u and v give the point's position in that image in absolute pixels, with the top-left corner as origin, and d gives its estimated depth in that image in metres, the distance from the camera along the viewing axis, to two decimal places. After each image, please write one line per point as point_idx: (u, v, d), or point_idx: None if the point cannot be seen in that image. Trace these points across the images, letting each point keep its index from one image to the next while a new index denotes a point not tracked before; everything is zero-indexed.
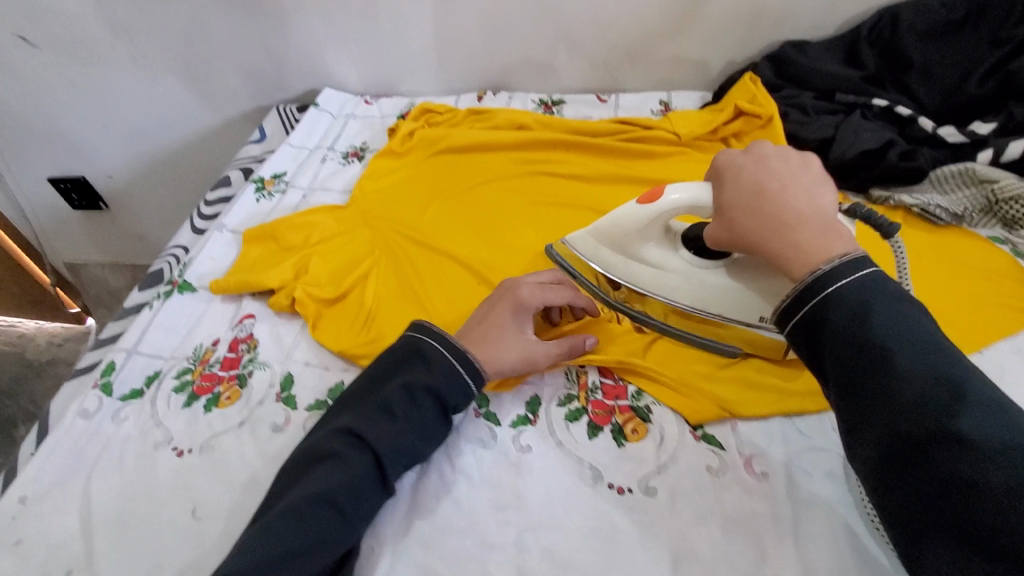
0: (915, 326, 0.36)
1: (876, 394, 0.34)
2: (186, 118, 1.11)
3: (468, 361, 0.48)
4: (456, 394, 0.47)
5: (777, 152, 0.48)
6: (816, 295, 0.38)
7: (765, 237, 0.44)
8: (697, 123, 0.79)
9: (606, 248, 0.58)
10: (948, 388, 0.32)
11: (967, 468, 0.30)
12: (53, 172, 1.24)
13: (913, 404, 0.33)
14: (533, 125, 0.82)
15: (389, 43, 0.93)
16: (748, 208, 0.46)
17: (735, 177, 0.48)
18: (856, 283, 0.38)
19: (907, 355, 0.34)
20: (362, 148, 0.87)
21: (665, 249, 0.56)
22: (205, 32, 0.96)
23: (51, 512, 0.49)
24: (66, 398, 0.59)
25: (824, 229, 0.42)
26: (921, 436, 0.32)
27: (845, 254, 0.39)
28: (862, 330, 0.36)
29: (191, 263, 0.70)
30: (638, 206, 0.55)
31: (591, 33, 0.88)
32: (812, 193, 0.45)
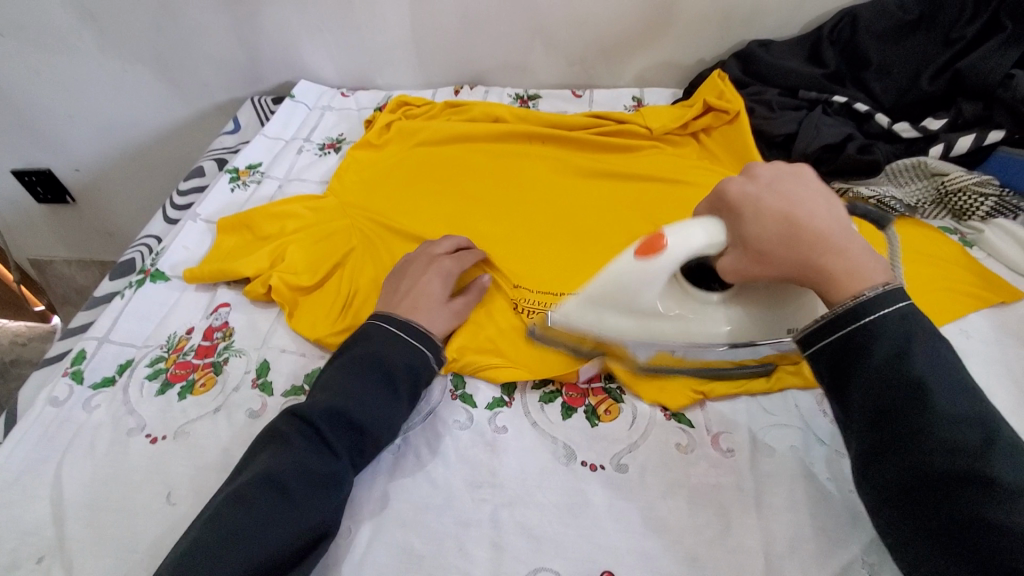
0: (950, 366, 0.37)
1: (911, 428, 0.36)
2: (158, 110, 1.09)
3: (408, 324, 0.52)
4: (401, 355, 0.50)
5: (777, 172, 0.47)
6: (852, 324, 0.39)
7: (812, 266, 0.42)
8: (668, 118, 0.81)
9: (612, 315, 0.48)
10: (982, 432, 0.35)
11: (998, 514, 0.32)
12: (16, 164, 1.20)
13: (948, 444, 0.35)
14: (508, 118, 0.83)
15: (366, 35, 0.93)
16: (784, 237, 0.43)
17: (755, 206, 0.44)
18: (895, 315, 0.39)
19: (945, 395, 0.36)
20: (339, 139, 0.87)
21: (674, 297, 0.48)
22: (177, 23, 0.94)
23: (21, 499, 0.48)
24: (32, 389, 0.58)
25: (861, 255, 0.42)
26: (954, 476, 0.34)
27: (884, 281, 0.40)
28: (902, 363, 0.37)
29: (165, 252, 0.69)
30: (637, 260, 0.44)
31: (566, 30, 0.90)
32: (831, 213, 0.44)
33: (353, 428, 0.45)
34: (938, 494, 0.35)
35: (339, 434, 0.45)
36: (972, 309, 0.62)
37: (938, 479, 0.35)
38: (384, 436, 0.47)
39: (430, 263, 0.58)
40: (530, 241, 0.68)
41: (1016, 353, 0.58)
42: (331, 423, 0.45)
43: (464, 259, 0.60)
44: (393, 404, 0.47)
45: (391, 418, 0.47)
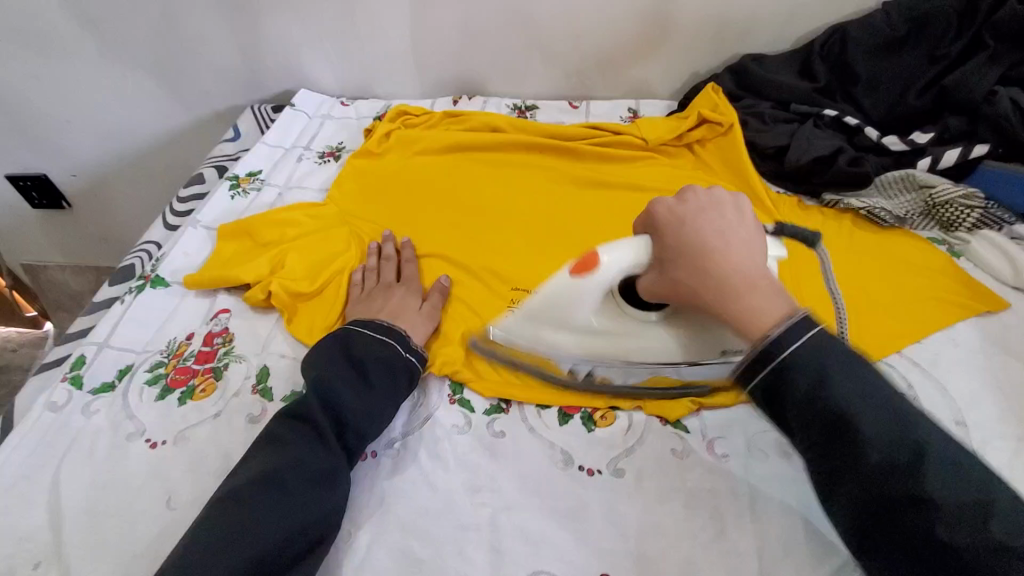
0: (866, 381, 0.37)
1: (850, 459, 0.36)
2: (157, 117, 1.10)
3: (379, 325, 0.55)
4: (373, 348, 0.52)
5: (713, 199, 0.45)
6: (770, 363, 0.38)
7: (715, 301, 0.42)
8: (663, 129, 0.82)
9: (546, 329, 0.50)
10: (912, 446, 0.35)
11: (943, 531, 0.33)
12: (12, 169, 1.20)
13: (886, 470, 0.35)
14: (507, 128, 0.84)
15: (366, 46, 0.94)
16: (692, 267, 0.42)
17: (678, 231, 0.44)
18: (808, 346, 0.38)
19: (869, 417, 0.36)
20: (338, 148, 0.88)
21: (611, 312, 0.49)
22: (179, 31, 0.95)
23: (20, 503, 0.48)
24: (29, 392, 0.58)
25: (770, 292, 0.41)
26: (898, 500, 0.35)
27: (791, 313, 0.39)
28: (825, 397, 0.37)
29: (165, 258, 0.69)
30: (571, 277, 0.47)
31: (564, 42, 0.91)
32: (751, 249, 0.43)
33: (336, 417, 0.47)
34: (889, 520, 0.35)
35: (327, 422, 0.47)
36: (960, 317, 0.63)
37: (886, 505, 0.35)
38: (373, 432, 0.49)
39: (390, 288, 0.61)
40: (527, 249, 0.69)
41: (1004, 362, 0.60)
42: (323, 412, 0.47)
43: (412, 275, 0.64)
44: (371, 395, 0.49)
45: (374, 410, 0.49)
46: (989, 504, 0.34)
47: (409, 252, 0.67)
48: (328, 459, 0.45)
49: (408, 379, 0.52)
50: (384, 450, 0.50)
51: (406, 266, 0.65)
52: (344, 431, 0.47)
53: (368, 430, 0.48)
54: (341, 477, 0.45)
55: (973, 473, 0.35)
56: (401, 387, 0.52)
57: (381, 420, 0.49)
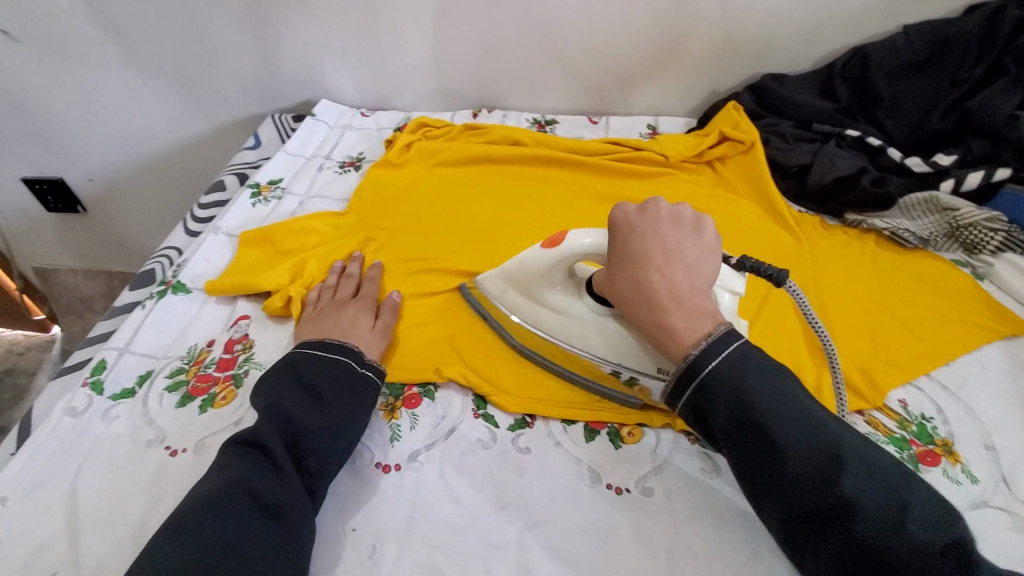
0: (781, 392, 0.41)
1: (771, 470, 0.39)
2: (175, 124, 1.10)
3: (333, 344, 0.53)
4: (321, 372, 0.50)
5: (671, 214, 0.49)
6: (692, 384, 0.42)
7: (646, 312, 0.46)
8: (684, 146, 0.83)
9: (511, 291, 0.58)
10: (825, 454, 0.38)
11: (863, 534, 0.36)
12: (29, 173, 1.21)
13: (803, 477, 0.38)
14: (528, 142, 0.85)
15: (388, 58, 0.95)
16: (634, 279, 0.46)
17: (626, 241, 0.48)
18: (728, 362, 0.42)
19: (785, 430, 0.39)
20: (358, 158, 0.89)
21: (569, 294, 0.55)
22: (202, 39, 0.96)
23: (35, 512, 0.47)
24: (47, 396, 0.57)
25: (696, 310, 0.44)
26: (824, 506, 0.37)
27: (709, 333, 0.43)
28: (745, 409, 0.40)
29: (186, 265, 0.69)
30: (542, 249, 0.53)
31: (585, 58, 0.92)
32: (693, 266, 0.46)
33: (292, 435, 0.45)
34: (820, 527, 0.38)
35: (286, 441, 0.45)
36: (986, 340, 0.63)
37: (812, 513, 0.38)
38: (335, 450, 0.47)
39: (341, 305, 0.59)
40: None
41: None
42: (273, 440, 0.45)
43: (370, 292, 0.62)
44: (327, 409, 0.48)
45: (332, 426, 0.47)
46: (902, 505, 0.36)
47: (374, 271, 0.65)
48: (283, 485, 0.43)
49: (368, 394, 0.51)
50: (408, 464, 0.49)
51: (368, 284, 0.63)
52: (304, 450, 0.45)
53: (326, 448, 0.46)
54: (297, 508, 0.42)
55: (884, 477, 0.38)
56: (363, 404, 0.50)
57: (340, 438, 0.47)
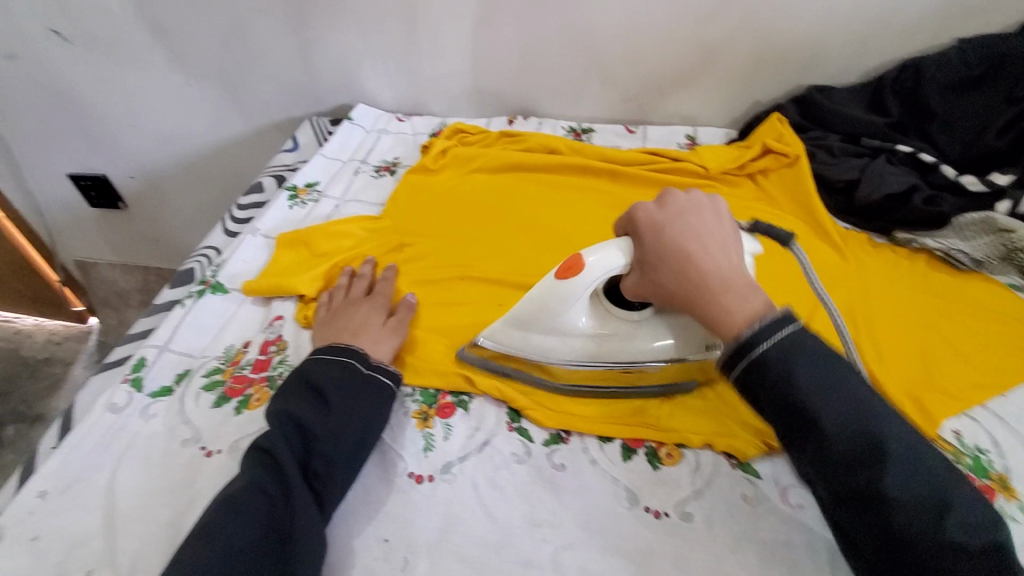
0: (835, 376, 0.40)
1: (812, 451, 0.39)
2: (214, 125, 1.13)
3: (341, 347, 0.54)
4: (328, 374, 0.51)
5: (689, 204, 0.50)
6: (744, 360, 0.41)
7: (694, 298, 0.46)
8: (724, 158, 0.81)
9: (536, 333, 0.54)
10: (872, 443, 0.37)
11: (900, 526, 0.35)
12: (74, 169, 1.25)
13: (844, 462, 0.37)
14: (564, 150, 0.84)
15: (426, 63, 0.96)
16: (674, 271, 0.47)
17: (656, 235, 0.48)
18: (779, 343, 0.41)
19: (832, 413, 0.38)
20: (394, 163, 0.89)
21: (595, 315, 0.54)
22: (245, 42, 0.98)
23: (73, 507, 0.47)
24: (88, 390, 0.58)
25: (742, 289, 0.45)
26: (864, 495, 0.36)
27: (762, 312, 0.43)
28: (793, 390, 0.39)
29: (225, 265, 0.69)
30: (558, 280, 0.51)
31: (624, 67, 0.91)
32: (727, 250, 0.47)
33: (300, 442, 0.46)
34: (857, 513, 0.37)
35: (293, 448, 0.46)
36: None
37: (847, 498, 0.37)
38: (342, 454, 0.47)
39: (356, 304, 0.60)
40: None
41: None
42: (280, 445, 0.45)
43: (383, 291, 0.62)
44: (332, 413, 0.48)
45: (338, 430, 0.47)
46: (946, 502, 0.35)
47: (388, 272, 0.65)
48: (289, 494, 0.43)
49: (377, 395, 0.51)
50: (440, 475, 0.49)
51: (383, 283, 0.63)
52: (312, 455, 0.46)
53: (332, 453, 0.46)
54: (304, 516, 0.42)
55: (934, 471, 0.36)
56: (371, 405, 0.50)
57: (348, 442, 0.47)
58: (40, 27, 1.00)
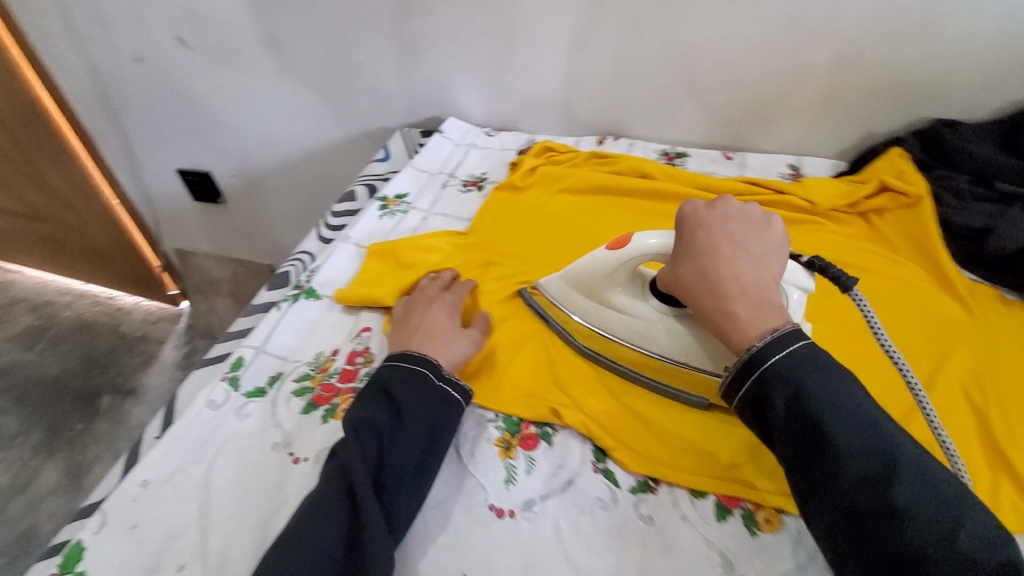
0: (843, 393, 0.41)
1: (825, 470, 0.39)
2: (311, 131, 1.18)
3: (411, 355, 0.53)
4: (401, 383, 0.50)
5: (739, 214, 0.52)
6: (753, 373, 0.43)
7: (710, 297, 0.48)
8: (833, 194, 0.76)
9: (576, 293, 0.60)
10: (882, 460, 0.38)
11: (909, 540, 0.35)
12: (183, 165, 1.35)
13: (856, 480, 0.38)
14: (657, 176, 0.81)
15: (519, 80, 0.96)
16: (698, 268, 0.49)
17: (695, 231, 0.51)
18: (787, 360, 0.43)
19: (843, 432, 0.39)
20: (481, 178, 0.89)
21: (634, 296, 0.57)
22: (349, 54, 1.02)
23: (172, 499, 0.49)
24: (190, 384, 0.60)
25: (759, 302, 0.46)
26: (872, 512, 0.37)
27: (775, 327, 0.44)
28: (802, 406, 0.41)
29: (319, 271, 0.71)
30: (606, 251, 0.57)
31: (726, 91, 0.87)
32: (759, 264, 0.49)
33: (375, 450, 0.46)
34: (865, 533, 0.37)
35: (368, 456, 0.45)
36: None
37: (859, 517, 0.37)
38: (410, 466, 0.47)
39: (431, 303, 0.61)
40: None
41: None
42: (358, 460, 0.45)
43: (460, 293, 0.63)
44: (404, 424, 0.48)
45: (410, 441, 0.48)
46: (955, 520, 0.36)
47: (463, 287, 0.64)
48: (362, 506, 0.43)
49: (447, 410, 0.51)
50: (522, 512, 0.47)
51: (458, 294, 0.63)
52: (384, 465, 0.46)
53: (402, 464, 0.46)
54: (378, 533, 0.42)
55: (942, 490, 0.37)
56: (440, 420, 0.50)
57: (415, 454, 0.47)
58: (167, 35, 1.09)
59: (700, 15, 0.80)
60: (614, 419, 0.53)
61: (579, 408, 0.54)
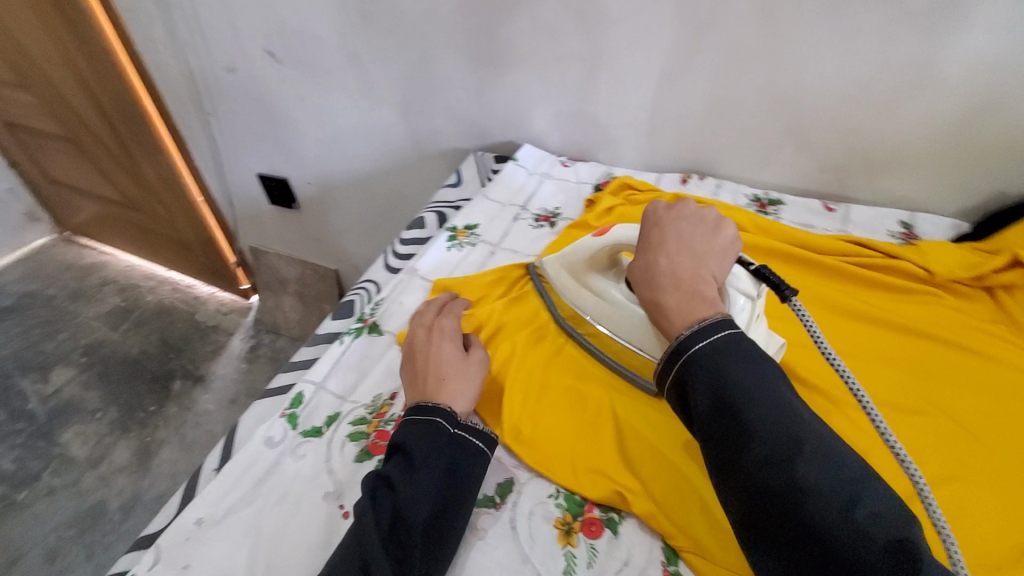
0: (763, 376, 0.38)
1: (732, 449, 0.37)
2: (386, 146, 1.19)
3: (429, 407, 0.49)
4: (415, 434, 0.47)
5: (695, 216, 0.53)
6: (679, 360, 0.41)
7: (648, 288, 0.48)
8: (954, 262, 0.67)
9: (564, 274, 0.67)
10: (787, 437, 0.35)
11: (812, 515, 0.33)
12: (263, 170, 1.39)
13: (761, 457, 0.35)
14: (747, 227, 0.75)
15: (601, 111, 0.91)
16: (646, 262, 0.50)
17: (651, 226, 0.53)
18: (714, 345, 0.40)
19: (752, 409, 0.37)
20: (554, 213, 0.86)
21: (608, 280, 0.64)
22: (429, 74, 1.01)
23: (222, 542, 0.49)
24: (252, 413, 0.61)
25: (690, 295, 0.45)
26: (776, 490, 0.34)
27: (703, 318, 0.43)
28: (718, 390, 0.38)
29: (382, 304, 0.70)
30: (591, 238, 0.64)
31: (829, 135, 0.79)
32: (699, 261, 0.49)
33: (388, 512, 0.44)
34: (770, 512, 0.34)
35: (379, 516, 0.43)
36: None
37: (759, 493, 0.35)
38: (423, 525, 0.44)
39: (431, 338, 0.56)
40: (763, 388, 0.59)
41: None
42: (370, 520, 0.43)
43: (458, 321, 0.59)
44: (414, 477, 0.45)
45: (423, 497, 0.44)
46: (855, 495, 0.33)
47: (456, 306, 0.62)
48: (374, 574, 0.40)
49: (465, 461, 0.47)
50: None
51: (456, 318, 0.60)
52: (396, 525, 0.43)
53: (414, 520, 0.43)
54: None
55: (846, 468, 0.34)
56: (456, 473, 0.47)
57: (429, 510, 0.44)
58: (259, 49, 1.12)
59: (810, 55, 0.73)
60: (685, 508, 0.48)
61: (643, 494, 0.49)
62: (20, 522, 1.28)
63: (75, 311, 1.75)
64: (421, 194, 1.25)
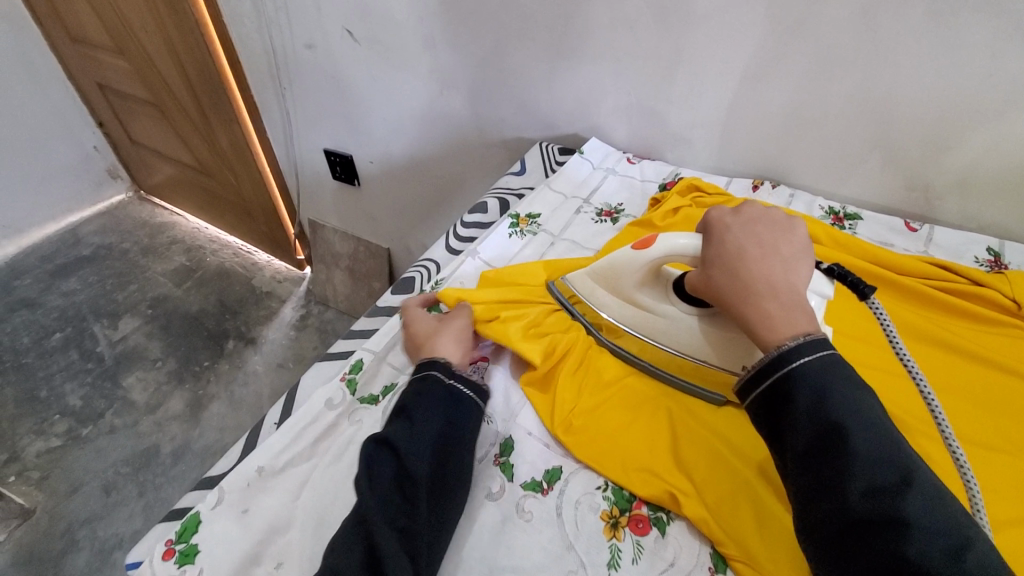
0: (868, 405, 0.39)
1: (831, 474, 0.37)
2: (450, 130, 1.20)
3: (427, 364, 0.54)
4: (409, 395, 0.51)
5: (763, 217, 0.52)
6: (776, 371, 0.41)
7: (738, 297, 0.46)
8: None
9: (601, 289, 0.64)
10: (896, 472, 0.36)
11: (913, 553, 0.33)
12: (330, 146, 1.44)
13: (865, 489, 0.35)
14: (827, 243, 0.72)
15: (673, 110, 0.90)
16: (728, 268, 0.48)
17: (722, 235, 0.51)
18: (818, 361, 0.41)
19: (861, 438, 0.37)
20: (616, 209, 0.85)
21: (657, 295, 0.60)
22: (502, 61, 1.01)
23: (280, 491, 0.51)
24: (312, 375, 0.63)
25: (789, 303, 0.45)
26: (873, 522, 0.35)
27: (806, 333, 0.43)
28: (822, 410, 0.39)
29: (444, 284, 0.71)
30: (632, 251, 0.60)
31: (919, 151, 0.75)
32: (787, 268, 0.48)
33: (392, 472, 0.46)
34: (864, 543, 0.35)
35: (382, 474, 0.45)
36: None
37: (859, 524, 0.35)
38: (428, 480, 0.46)
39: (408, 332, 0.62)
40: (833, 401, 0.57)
41: None
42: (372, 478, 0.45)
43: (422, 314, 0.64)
44: (415, 433, 0.48)
45: (422, 447, 0.47)
46: (965, 542, 0.33)
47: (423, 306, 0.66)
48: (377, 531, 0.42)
49: (457, 408, 0.51)
50: None
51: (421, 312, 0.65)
52: (403, 484, 0.45)
53: (417, 473, 0.46)
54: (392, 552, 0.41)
55: (954, 514, 0.35)
56: (451, 419, 0.50)
57: (429, 461, 0.47)
58: (339, 27, 1.15)
59: (909, 66, 0.69)
60: (741, 521, 0.46)
61: (692, 497, 0.48)
62: (83, 455, 1.38)
63: (145, 266, 1.85)
64: (480, 181, 1.26)
